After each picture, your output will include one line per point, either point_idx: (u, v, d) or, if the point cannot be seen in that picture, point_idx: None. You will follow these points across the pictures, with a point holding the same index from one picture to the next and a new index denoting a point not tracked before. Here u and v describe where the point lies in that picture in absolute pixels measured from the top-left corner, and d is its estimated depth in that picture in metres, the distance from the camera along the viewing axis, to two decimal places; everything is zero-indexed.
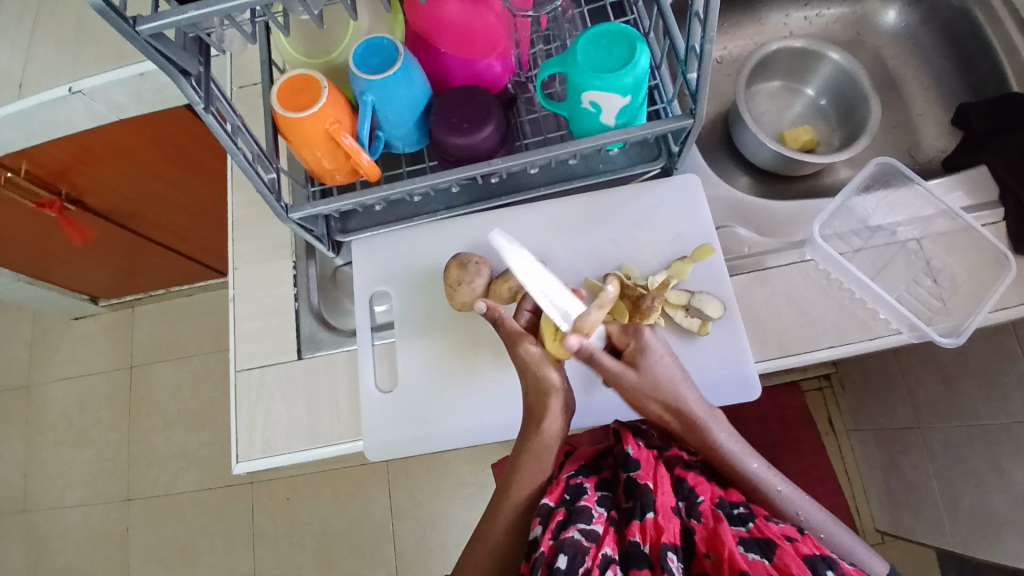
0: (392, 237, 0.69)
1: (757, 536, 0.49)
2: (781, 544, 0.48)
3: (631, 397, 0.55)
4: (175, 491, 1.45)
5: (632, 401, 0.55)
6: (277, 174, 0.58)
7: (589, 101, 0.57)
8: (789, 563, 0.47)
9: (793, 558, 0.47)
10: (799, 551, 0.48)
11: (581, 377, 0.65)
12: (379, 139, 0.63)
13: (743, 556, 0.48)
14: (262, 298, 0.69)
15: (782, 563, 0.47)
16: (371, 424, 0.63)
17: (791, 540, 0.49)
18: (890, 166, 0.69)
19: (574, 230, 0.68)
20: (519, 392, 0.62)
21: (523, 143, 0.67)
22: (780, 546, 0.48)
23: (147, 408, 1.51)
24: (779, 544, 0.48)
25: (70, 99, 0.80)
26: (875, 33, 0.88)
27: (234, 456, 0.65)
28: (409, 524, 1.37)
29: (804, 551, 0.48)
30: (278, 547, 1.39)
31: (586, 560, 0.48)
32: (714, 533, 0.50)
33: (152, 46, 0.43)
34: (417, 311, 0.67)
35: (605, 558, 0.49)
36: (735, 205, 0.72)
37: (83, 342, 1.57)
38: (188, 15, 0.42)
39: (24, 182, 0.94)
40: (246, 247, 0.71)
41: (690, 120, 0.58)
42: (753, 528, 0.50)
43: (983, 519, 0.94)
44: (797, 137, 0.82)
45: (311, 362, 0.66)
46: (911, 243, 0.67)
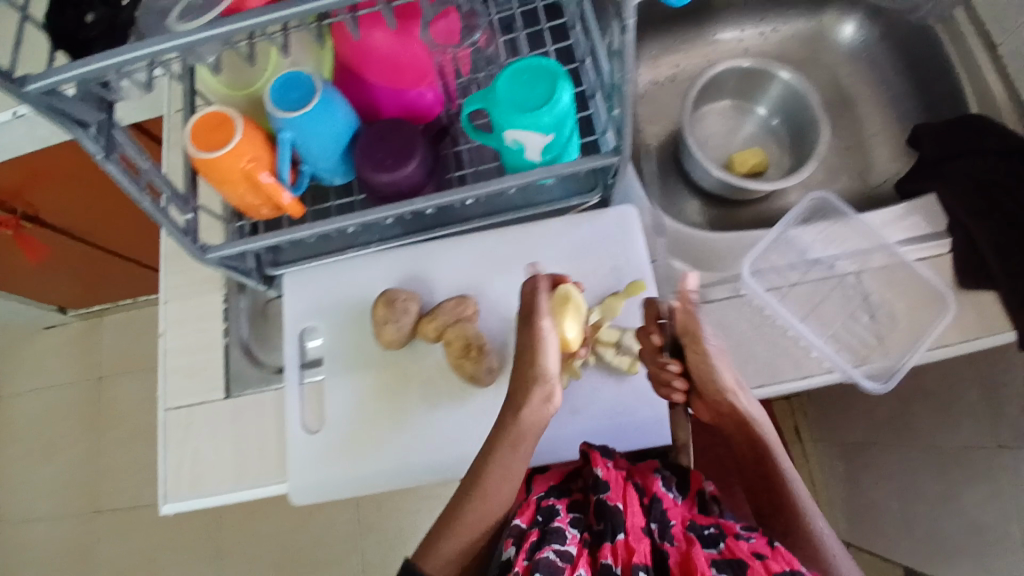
0: (325, 270, 0.68)
1: (729, 557, 0.47)
2: (751, 564, 0.46)
3: (699, 367, 0.51)
4: (141, 504, 1.44)
5: (704, 372, 0.51)
6: (195, 215, 0.57)
7: (512, 140, 0.56)
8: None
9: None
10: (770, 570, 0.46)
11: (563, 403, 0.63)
12: (304, 173, 0.61)
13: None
14: (191, 333, 0.68)
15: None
16: (296, 466, 0.62)
17: (761, 558, 0.47)
18: (823, 201, 0.71)
19: (508, 264, 0.67)
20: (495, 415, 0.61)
21: (455, 175, 0.65)
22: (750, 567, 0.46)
23: (114, 420, 1.50)
24: (750, 565, 0.46)
25: (15, 124, 0.77)
26: (830, 51, 0.87)
27: (161, 497, 0.64)
28: (375, 537, 1.36)
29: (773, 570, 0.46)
30: (243, 561, 1.38)
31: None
32: (687, 557, 0.47)
33: (45, 103, 0.41)
34: (344, 348, 0.65)
35: None
36: (672, 237, 0.71)
37: (49, 353, 1.55)
38: (79, 71, 0.41)
39: None
40: (174, 280, 0.69)
41: (616, 158, 0.57)
42: (724, 549, 0.48)
43: (937, 540, 0.94)
44: (744, 161, 0.80)
45: (239, 400, 0.65)
46: (849, 277, 0.65)
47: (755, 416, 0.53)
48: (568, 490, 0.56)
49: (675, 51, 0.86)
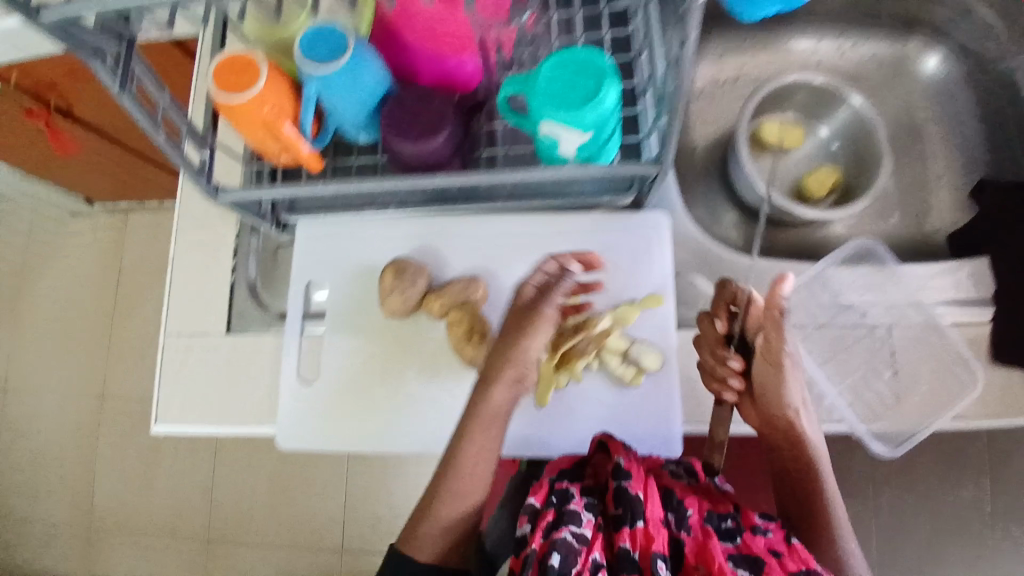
0: (339, 225, 0.66)
1: (745, 553, 0.47)
2: (767, 562, 0.46)
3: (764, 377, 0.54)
4: (145, 399, 1.49)
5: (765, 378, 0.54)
6: (211, 153, 0.55)
7: (546, 134, 0.51)
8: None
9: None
10: (785, 568, 0.46)
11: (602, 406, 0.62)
12: (327, 128, 0.58)
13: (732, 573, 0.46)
14: (202, 264, 0.67)
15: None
16: (287, 413, 0.63)
17: (777, 556, 0.47)
18: (869, 249, 0.68)
19: (529, 252, 0.65)
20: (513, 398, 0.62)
21: (483, 152, 0.61)
22: (767, 564, 0.46)
23: (129, 314, 1.53)
24: (767, 563, 0.46)
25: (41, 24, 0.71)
26: (909, 78, 0.81)
27: (154, 416, 0.65)
28: (359, 470, 1.40)
29: (789, 568, 0.46)
30: (236, 468, 1.44)
31: (576, 563, 0.47)
32: (703, 547, 0.48)
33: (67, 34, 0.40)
34: (348, 307, 0.65)
35: (594, 564, 0.47)
36: (702, 252, 0.66)
37: (76, 242, 1.57)
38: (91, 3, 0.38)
39: (14, 91, 0.91)
40: (191, 207, 0.67)
41: (655, 168, 0.52)
42: (741, 544, 0.48)
43: None
44: (822, 182, 0.76)
45: (239, 340, 0.65)
46: (879, 330, 0.62)
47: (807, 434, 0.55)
48: (580, 474, 0.56)
49: (740, 51, 0.80)
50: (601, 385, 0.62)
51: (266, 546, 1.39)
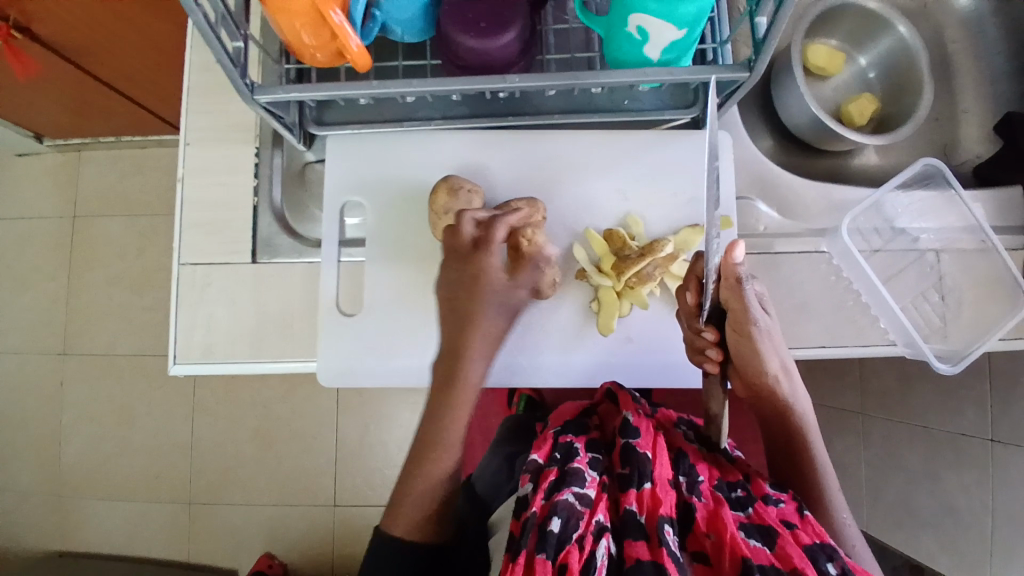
0: (374, 142, 0.61)
1: (757, 523, 0.46)
2: (781, 533, 0.44)
3: (739, 353, 0.51)
4: (113, 352, 1.38)
5: (742, 352, 0.50)
6: (245, 44, 0.47)
7: (635, 26, 0.48)
8: (791, 553, 0.42)
9: (796, 548, 0.42)
10: (799, 540, 0.44)
11: (656, 334, 0.60)
12: (375, 20, 0.51)
13: (745, 543, 0.43)
14: (214, 186, 0.60)
15: (784, 553, 0.42)
16: (329, 346, 0.59)
17: (791, 528, 0.45)
18: (936, 169, 0.63)
19: (581, 174, 0.61)
20: (569, 326, 0.60)
21: (545, 58, 0.58)
22: (781, 535, 0.44)
23: (90, 262, 1.39)
24: (780, 533, 0.44)
25: None
26: (944, 12, 0.78)
27: (170, 356, 0.58)
28: (351, 422, 1.35)
29: (804, 541, 0.44)
30: (218, 423, 1.36)
31: (579, 526, 0.44)
32: (715, 514, 0.45)
33: None
34: (391, 233, 0.60)
35: (598, 526, 0.44)
36: (760, 176, 0.65)
37: (20, 180, 1.40)
38: None
39: None
40: (200, 119, 0.60)
41: (745, 73, 0.49)
42: (752, 513, 0.47)
43: (902, 512, 0.95)
44: (863, 110, 0.75)
45: (266, 268, 0.59)
46: (929, 254, 0.63)
47: (798, 401, 0.56)
48: (586, 428, 0.56)
49: None
50: (660, 311, 0.60)
51: (253, 504, 1.34)
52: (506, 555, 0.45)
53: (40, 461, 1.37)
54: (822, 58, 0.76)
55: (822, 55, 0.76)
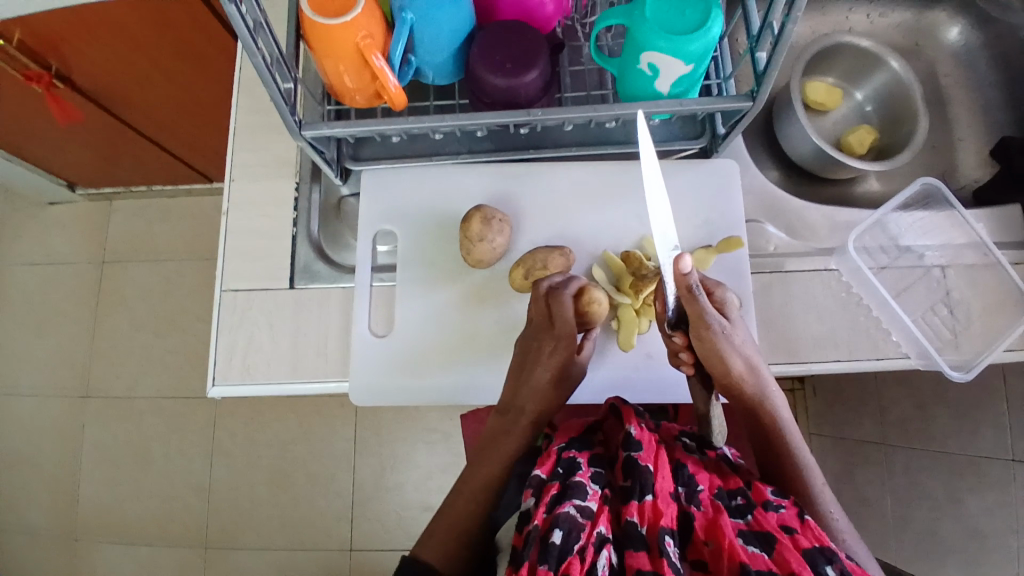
0: (404, 174, 0.65)
1: (756, 530, 0.46)
2: (779, 539, 0.45)
3: (705, 351, 0.52)
4: (135, 394, 1.40)
5: (707, 350, 0.52)
6: (294, 85, 0.52)
7: (647, 63, 0.52)
8: (789, 558, 0.43)
9: (794, 553, 0.43)
10: (798, 544, 0.45)
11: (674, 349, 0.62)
12: (410, 65, 0.56)
13: (743, 549, 0.44)
14: (257, 218, 0.64)
15: (781, 558, 0.43)
16: (360, 367, 0.61)
17: (790, 532, 0.46)
18: (935, 188, 0.68)
19: (597, 201, 0.65)
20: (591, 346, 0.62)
21: (563, 96, 0.63)
22: (779, 541, 0.44)
23: (117, 305, 1.44)
24: (778, 538, 0.45)
25: None
26: (935, 47, 0.84)
27: (210, 379, 0.61)
28: (369, 461, 1.35)
29: (802, 545, 0.44)
30: (234, 464, 1.36)
31: (581, 538, 0.45)
32: (714, 522, 0.47)
33: None
34: (422, 257, 0.64)
35: (600, 537, 0.45)
36: (768, 200, 0.69)
37: (55, 229, 1.47)
38: None
39: (14, 52, 0.81)
40: (245, 157, 0.65)
41: (749, 103, 0.54)
42: (752, 521, 0.47)
43: (930, 542, 0.93)
44: (862, 140, 0.79)
45: (303, 293, 0.62)
46: (936, 270, 0.66)
47: (772, 396, 0.56)
48: (590, 443, 0.57)
49: None
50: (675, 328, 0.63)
51: (268, 548, 1.32)
52: (509, 568, 0.47)
53: (57, 504, 1.37)
54: (819, 93, 0.81)
55: (818, 91, 0.81)
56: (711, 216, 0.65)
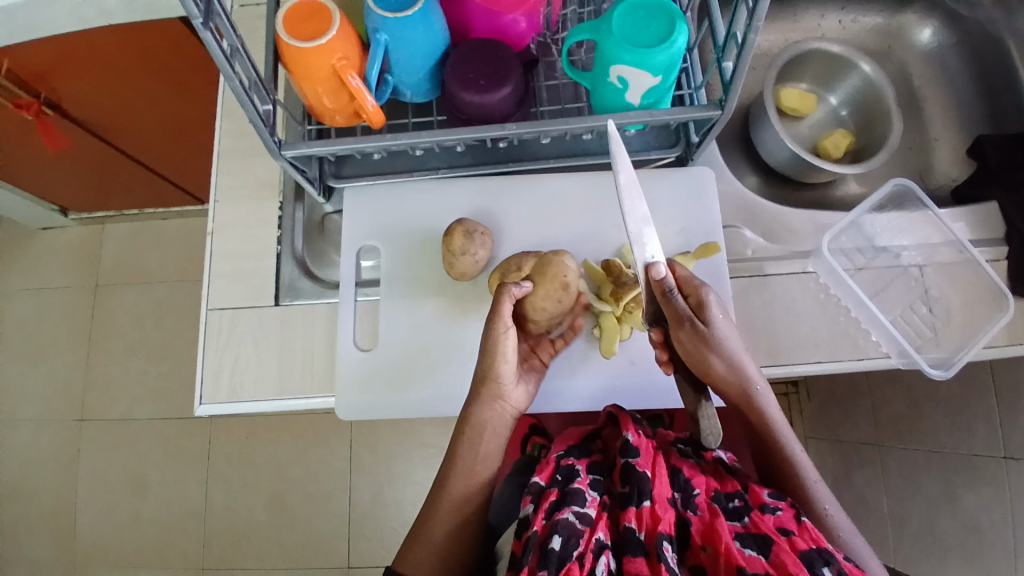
0: (386, 190, 0.66)
1: (754, 532, 0.46)
2: (777, 541, 0.45)
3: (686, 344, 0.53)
4: (129, 418, 1.40)
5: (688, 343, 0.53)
6: (273, 106, 0.53)
7: (617, 76, 0.54)
8: (785, 560, 0.43)
9: (790, 555, 0.43)
10: (796, 546, 0.44)
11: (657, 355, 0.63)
12: (387, 84, 0.58)
13: (740, 552, 0.45)
14: (243, 238, 0.65)
15: (778, 561, 0.43)
16: (346, 382, 0.62)
17: (787, 534, 0.45)
18: (906, 188, 0.70)
19: (576, 210, 0.66)
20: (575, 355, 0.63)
21: (539, 110, 0.65)
22: (777, 543, 0.44)
23: (111, 329, 1.44)
24: (775, 541, 0.45)
25: None
26: (906, 49, 0.86)
27: (198, 399, 0.61)
28: (365, 477, 1.34)
29: (800, 547, 0.44)
30: (230, 485, 1.36)
31: (580, 544, 0.45)
32: (710, 526, 0.47)
33: None
34: (405, 271, 0.65)
35: (598, 544, 0.46)
36: (745, 206, 0.70)
37: (48, 256, 1.48)
38: None
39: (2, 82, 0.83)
40: (230, 180, 0.67)
41: (717, 111, 0.55)
42: (749, 523, 0.47)
43: (928, 542, 0.92)
44: (837, 144, 0.81)
45: (289, 310, 0.63)
46: (913, 269, 0.67)
47: (759, 387, 0.54)
48: (588, 451, 0.57)
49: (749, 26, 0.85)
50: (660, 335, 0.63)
51: (267, 569, 1.31)
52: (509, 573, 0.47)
53: (54, 531, 1.37)
54: (791, 99, 0.83)
55: (791, 97, 0.83)
56: (689, 223, 0.66)
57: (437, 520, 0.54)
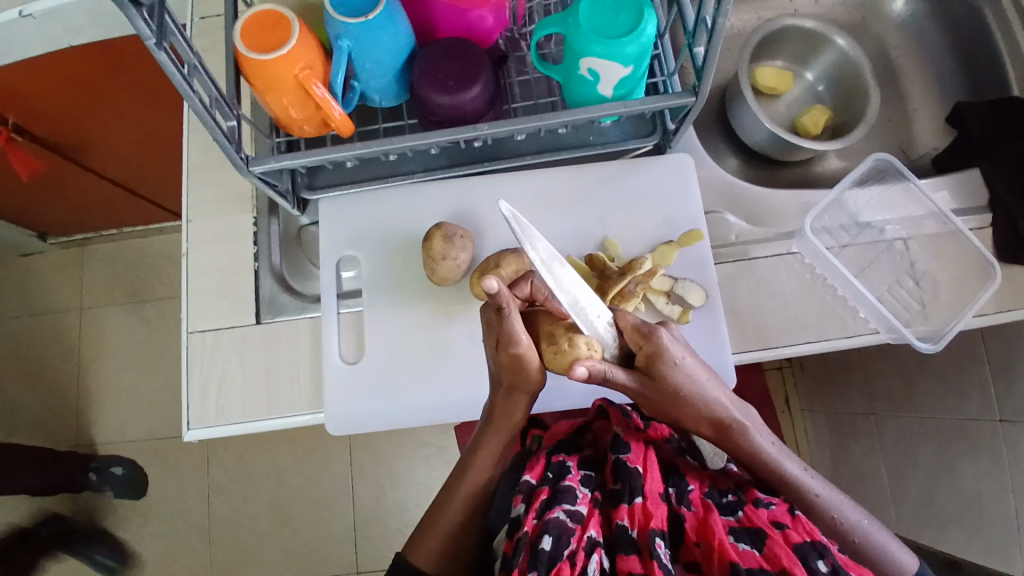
0: (361, 198, 0.65)
1: (747, 526, 0.46)
2: (770, 535, 0.45)
3: (657, 405, 0.49)
4: (125, 439, 1.39)
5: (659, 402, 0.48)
6: (238, 122, 0.52)
7: (587, 68, 0.53)
8: (778, 553, 0.43)
9: (783, 548, 0.44)
10: (789, 539, 0.44)
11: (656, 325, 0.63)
12: (354, 91, 0.57)
13: (733, 548, 0.44)
14: (219, 255, 0.64)
15: (772, 554, 0.44)
16: (335, 396, 0.61)
17: (781, 527, 0.46)
18: (887, 162, 0.68)
19: (558, 207, 0.65)
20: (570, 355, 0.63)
21: (512, 106, 0.63)
22: (770, 536, 0.45)
23: (100, 352, 1.43)
24: (769, 534, 0.45)
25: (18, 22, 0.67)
26: (881, 21, 0.85)
27: (184, 424, 0.60)
28: (368, 482, 1.34)
29: (794, 540, 0.44)
30: (232, 499, 1.35)
31: (570, 543, 0.45)
32: (704, 522, 0.47)
33: None
34: (387, 279, 0.64)
35: (590, 541, 0.45)
36: (727, 190, 0.70)
37: (29, 280, 1.46)
38: None
39: None
40: (202, 197, 0.65)
41: (692, 98, 0.54)
42: (742, 517, 0.47)
43: (928, 509, 0.93)
44: (816, 120, 0.80)
45: (271, 327, 0.62)
46: (897, 243, 0.67)
47: (736, 421, 0.50)
48: (578, 446, 0.58)
49: None
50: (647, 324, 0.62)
51: None
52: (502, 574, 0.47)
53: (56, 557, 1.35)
54: (766, 76, 0.82)
55: (766, 74, 0.82)
56: (672, 213, 0.65)
57: (433, 527, 0.54)
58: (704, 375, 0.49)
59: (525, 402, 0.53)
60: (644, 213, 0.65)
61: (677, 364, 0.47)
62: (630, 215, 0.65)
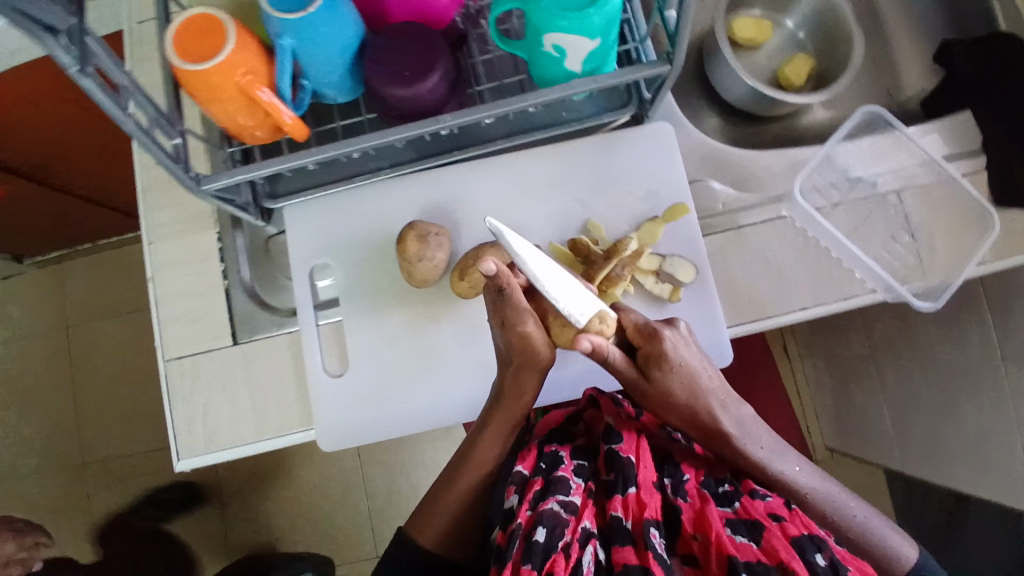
0: (327, 202, 0.62)
1: (744, 517, 0.45)
2: (768, 526, 0.44)
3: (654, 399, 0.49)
4: (130, 453, 1.38)
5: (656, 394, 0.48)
6: (183, 139, 0.48)
7: (552, 45, 0.49)
8: (776, 545, 0.42)
9: (780, 540, 0.42)
10: (787, 532, 0.44)
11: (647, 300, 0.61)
12: (306, 90, 0.53)
13: (730, 540, 0.43)
14: (186, 276, 0.61)
15: (770, 546, 0.42)
16: (325, 411, 0.59)
17: (778, 520, 0.45)
18: (876, 113, 0.67)
19: (536, 193, 0.62)
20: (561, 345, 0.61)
21: (477, 89, 0.60)
22: (768, 529, 0.44)
23: (92, 369, 1.40)
24: (766, 527, 0.44)
25: None
26: None
27: (174, 455, 0.58)
28: (377, 472, 1.34)
29: (791, 533, 0.44)
30: (244, 501, 1.35)
31: (565, 534, 0.44)
32: (700, 514, 0.45)
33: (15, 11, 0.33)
34: (365, 284, 0.61)
35: (584, 532, 0.44)
36: (711, 156, 0.66)
37: (9, 304, 1.42)
38: None
39: None
40: (161, 217, 0.62)
41: (667, 66, 0.50)
42: (739, 509, 0.46)
43: (934, 451, 0.93)
44: (798, 70, 0.76)
45: (250, 346, 0.60)
46: (891, 196, 0.63)
47: (722, 428, 0.49)
48: (571, 436, 0.56)
49: None
50: (637, 306, 0.60)
51: None
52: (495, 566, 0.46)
53: None
54: (743, 27, 0.78)
55: (742, 25, 0.78)
56: (655, 187, 0.62)
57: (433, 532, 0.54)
58: (702, 367, 0.49)
59: (535, 380, 0.51)
60: (625, 190, 0.62)
61: (678, 358, 0.47)
62: (609, 193, 0.62)
